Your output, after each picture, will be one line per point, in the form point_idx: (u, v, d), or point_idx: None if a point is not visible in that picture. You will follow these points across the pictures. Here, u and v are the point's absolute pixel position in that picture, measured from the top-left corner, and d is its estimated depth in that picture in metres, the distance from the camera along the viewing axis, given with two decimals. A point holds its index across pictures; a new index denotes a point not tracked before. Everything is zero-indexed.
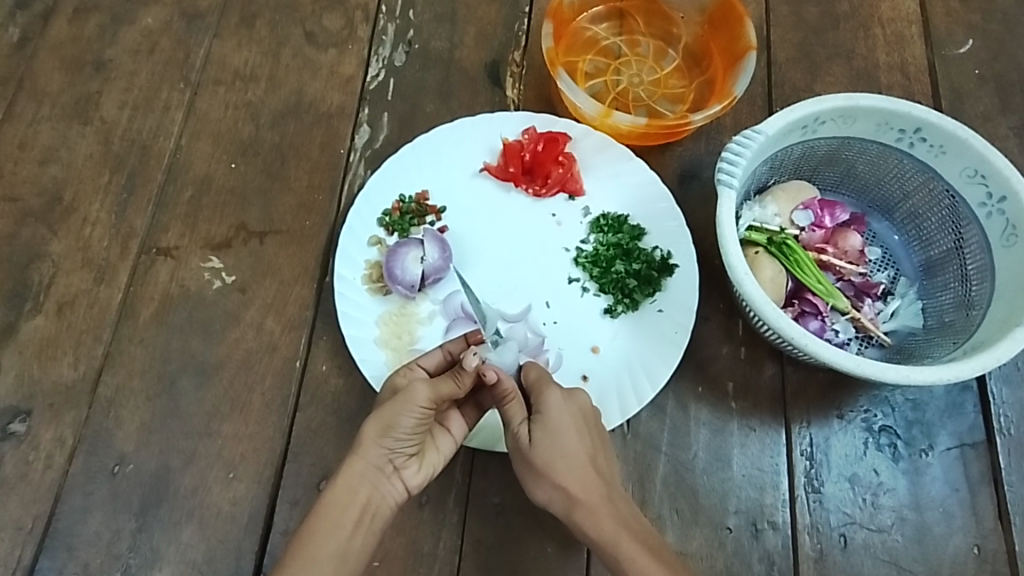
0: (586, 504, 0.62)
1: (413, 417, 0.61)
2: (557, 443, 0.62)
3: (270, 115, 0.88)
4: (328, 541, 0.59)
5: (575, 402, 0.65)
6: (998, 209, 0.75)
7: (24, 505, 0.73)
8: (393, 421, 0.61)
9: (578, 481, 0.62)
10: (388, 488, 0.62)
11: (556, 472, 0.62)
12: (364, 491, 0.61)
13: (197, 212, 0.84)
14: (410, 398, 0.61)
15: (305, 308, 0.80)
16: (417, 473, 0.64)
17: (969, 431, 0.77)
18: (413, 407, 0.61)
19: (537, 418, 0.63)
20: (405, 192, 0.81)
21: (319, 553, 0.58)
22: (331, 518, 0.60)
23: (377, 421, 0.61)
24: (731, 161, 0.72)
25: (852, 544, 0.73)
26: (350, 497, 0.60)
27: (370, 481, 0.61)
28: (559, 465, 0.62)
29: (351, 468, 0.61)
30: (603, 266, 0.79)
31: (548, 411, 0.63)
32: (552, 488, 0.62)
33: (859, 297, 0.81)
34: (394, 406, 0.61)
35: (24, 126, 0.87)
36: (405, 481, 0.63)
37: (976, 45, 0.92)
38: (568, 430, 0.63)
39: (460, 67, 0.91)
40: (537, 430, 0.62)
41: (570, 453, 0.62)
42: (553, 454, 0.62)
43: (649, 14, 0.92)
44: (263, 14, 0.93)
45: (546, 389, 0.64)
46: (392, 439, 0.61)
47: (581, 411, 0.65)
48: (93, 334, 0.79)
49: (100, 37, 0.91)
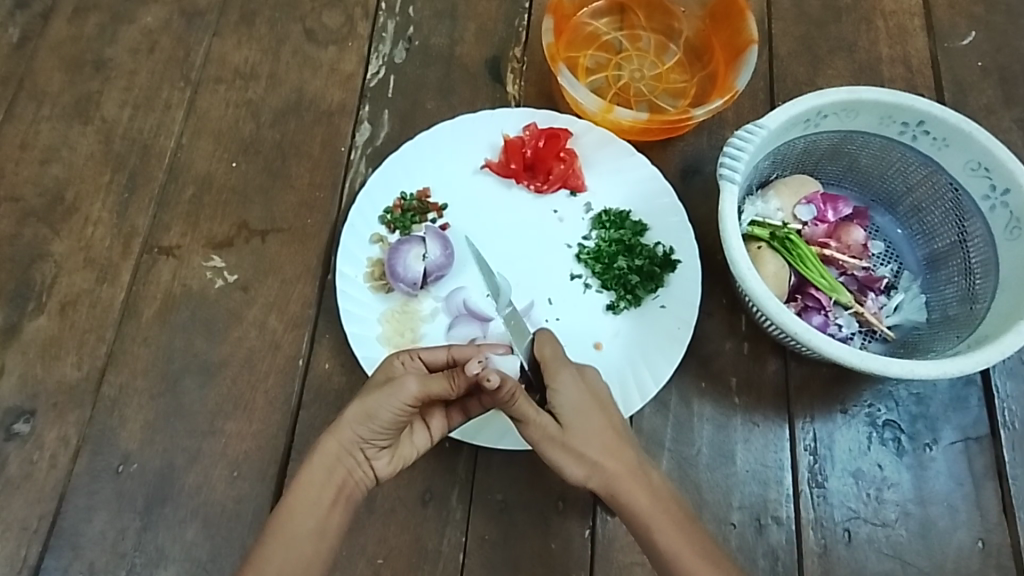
0: (621, 477, 0.62)
1: (393, 411, 0.60)
2: (583, 422, 0.62)
3: (271, 113, 0.88)
4: (307, 517, 0.60)
5: (588, 380, 0.64)
6: (1002, 201, 0.74)
7: (29, 504, 0.73)
8: (374, 411, 0.60)
9: (609, 457, 0.62)
10: (358, 473, 0.62)
11: (589, 450, 0.61)
12: (337, 474, 0.61)
13: (199, 211, 0.83)
14: (397, 393, 0.60)
15: (307, 307, 0.80)
16: (387, 465, 0.64)
17: (973, 425, 0.77)
18: (398, 401, 0.60)
19: (556, 401, 0.62)
20: (406, 189, 0.81)
21: (296, 529, 0.59)
22: (308, 496, 0.60)
23: (359, 406, 0.60)
24: (734, 157, 0.72)
25: (856, 539, 0.73)
26: (325, 478, 0.61)
27: (342, 464, 0.61)
28: (591, 443, 0.61)
29: (326, 449, 0.61)
30: (606, 262, 0.79)
31: (568, 392, 0.62)
32: (587, 465, 0.61)
33: (863, 291, 0.80)
34: (379, 397, 0.60)
35: (24, 126, 0.87)
36: (375, 470, 0.63)
37: (979, 38, 0.92)
38: (590, 407, 0.63)
39: (461, 63, 0.90)
40: (563, 412, 0.62)
41: (599, 429, 0.62)
42: (582, 432, 0.62)
43: (650, 8, 0.92)
44: (263, 12, 0.93)
45: (560, 370, 0.63)
46: (369, 427, 0.61)
47: (596, 388, 0.64)
48: (96, 333, 0.79)
49: (100, 36, 0.91)
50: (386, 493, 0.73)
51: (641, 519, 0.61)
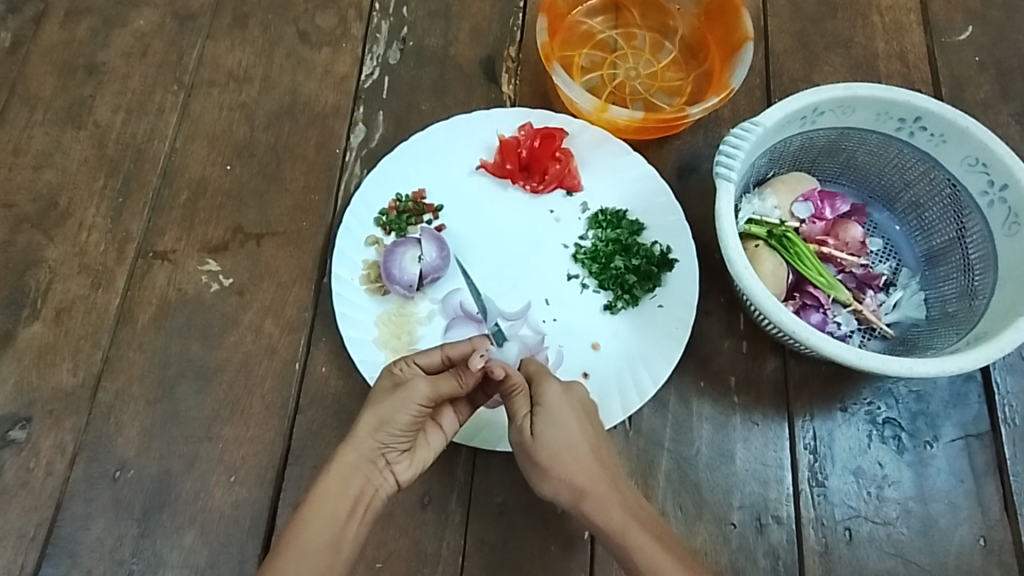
0: (592, 493, 0.62)
1: (410, 412, 0.62)
2: (557, 435, 0.63)
3: (265, 116, 0.87)
4: (323, 529, 0.59)
5: (575, 394, 0.65)
6: (1000, 197, 0.74)
7: (26, 512, 0.73)
8: (390, 416, 0.62)
9: (583, 472, 0.62)
10: (379, 480, 0.63)
11: (562, 463, 0.62)
12: (356, 482, 0.61)
13: (193, 215, 0.83)
14: (410, 394, 0.62)
15: (304, 310, 0.79)
16: (409, 468, 0.64)
17: (973, 422, 0.77)
18: (412, 403, 0.62)
19: (538, 410, 0.63)
20: (401, 191, 0.81)
21: (313, 541, 0.58)
22: (325, 507, 0.60)
23: (373, 415, 0.62)
24: (730, 155, 0.71)
25: (857, 538, 0.73)
26: (342, 487, 0.61)
27: (362, 473, 0.62)
28: (563, 456, 0.62)
29: (344, 458, 0.61)
30: (603, 262, 0.79)
31: (548, 403, 0.63)
32: (558, 480, 0.62)
33: (861, 288, 0.80)
34: (392, 401, 0.62)
35: (17, 132, 0.86)
36: (396, 475, 0.64)
37: (975, 32, 0.91)
38: (568, 419, 0.63)
39: (455, 64, 0.90)
40: (539, 421, 0.63)
41: (573, 442, 0.63)
42: (559, 444, 0.62)
43: (645, 6, 0.91)
44: (256, 14, 0.93)
45: (546, 379, 0.65)
46: (386, 433, 0.62)
47: (581, 403, 0.65)
48: (91, 339, 0.78)
49: (92, 40, 0.91)
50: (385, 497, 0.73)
51: (613, 534, 0.61)
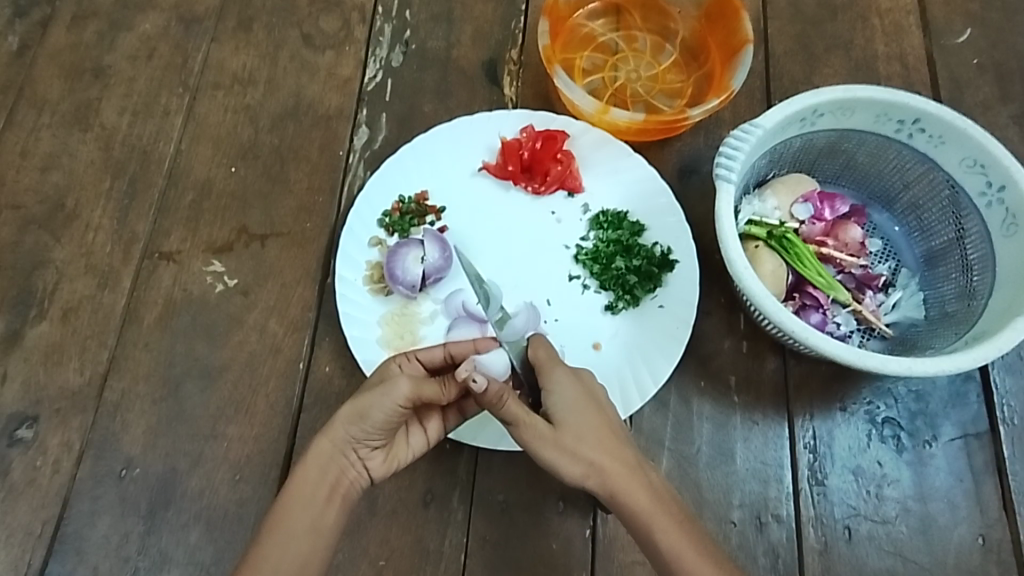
0: (619, 474, 0.61)
1: (386, 410, 0.61)
2: (578, 423, 0.61)
3: (269, 118, 0.88)
4: (302, 514, 0.60)
5: (583, 378, 0.64)
6: (998, 198, 0.74)
7: (33, 510, 0.74)
8: (367, 411, 0.61)
9: (606, 452, 0.61)
10: (353, 474, 0.63)
11: (582, 448, 0.61)
12: (331, 472, 0.62)
13: (198, 216, 0.84)
14: (390, 393, 0.60)
15: (307, 310, 0.80)
16: (382, 465, 0.65)
17: (972, 421, 0.77)
18: (390, 402, 0.60)
19: (550, 399, 0.62)
20: (405, 192, 0.82)
21: (291, 525, 0.60)
22: (302, 495, 0.61)
23: (351, 407, 0.61)
24: (730, 156, 0.72)
25: (856, 536, 0.73)
26: (319, 476, 0.61)
27: (337, 463, 0.62)
28: (586, 440, 0.61)
29: (319, 448, 0.61)
30: (604, 263, 0.79)
31: (560, 391, 0.63)
32: (584, 464, 0.60)
33: (861, 289, 0.81)
34: (373, 397, 0.61)
35: (25, 134, 0.87)
36: (369, 470, 0.64)
37: (975, 35, 0.92)
38: (585, 405, 0.62)
39: (458, 66, 0.91)
40: (555, 410, 0.62)
41: (595, 428, 0.62)
42: (577, 428, 0.61)
43: (646, 9, 0.92)
44: (260, 17, 0.93)
45: (554, 367, 0.64)
46: (361, 428, 0.61)
47: (590, 388, 0.64)
48: (97, 339, 0.79)
49: (99, 43, 0.92)
50: (388, 494, 0.74)
51: (639, 519, 0.60)
